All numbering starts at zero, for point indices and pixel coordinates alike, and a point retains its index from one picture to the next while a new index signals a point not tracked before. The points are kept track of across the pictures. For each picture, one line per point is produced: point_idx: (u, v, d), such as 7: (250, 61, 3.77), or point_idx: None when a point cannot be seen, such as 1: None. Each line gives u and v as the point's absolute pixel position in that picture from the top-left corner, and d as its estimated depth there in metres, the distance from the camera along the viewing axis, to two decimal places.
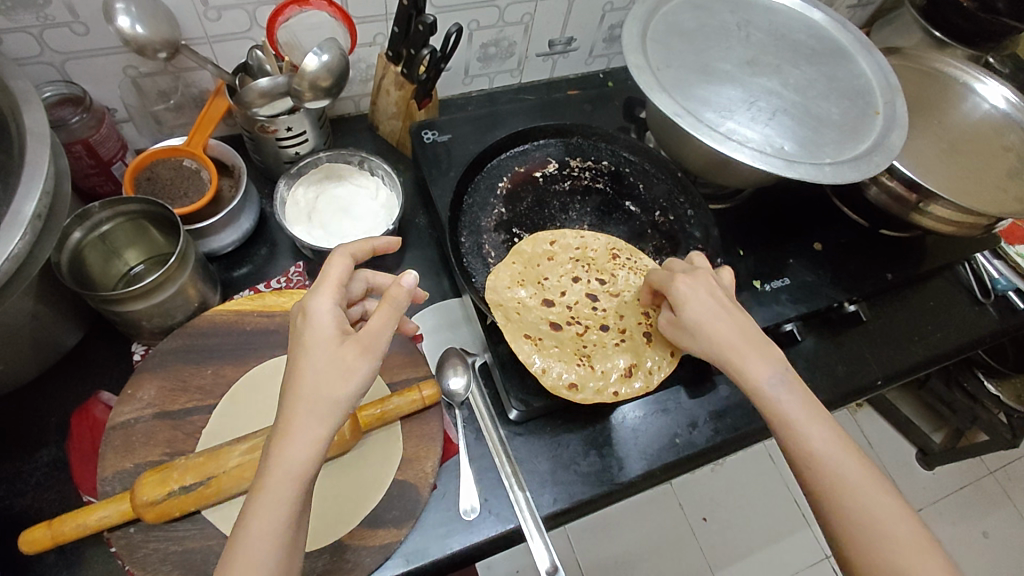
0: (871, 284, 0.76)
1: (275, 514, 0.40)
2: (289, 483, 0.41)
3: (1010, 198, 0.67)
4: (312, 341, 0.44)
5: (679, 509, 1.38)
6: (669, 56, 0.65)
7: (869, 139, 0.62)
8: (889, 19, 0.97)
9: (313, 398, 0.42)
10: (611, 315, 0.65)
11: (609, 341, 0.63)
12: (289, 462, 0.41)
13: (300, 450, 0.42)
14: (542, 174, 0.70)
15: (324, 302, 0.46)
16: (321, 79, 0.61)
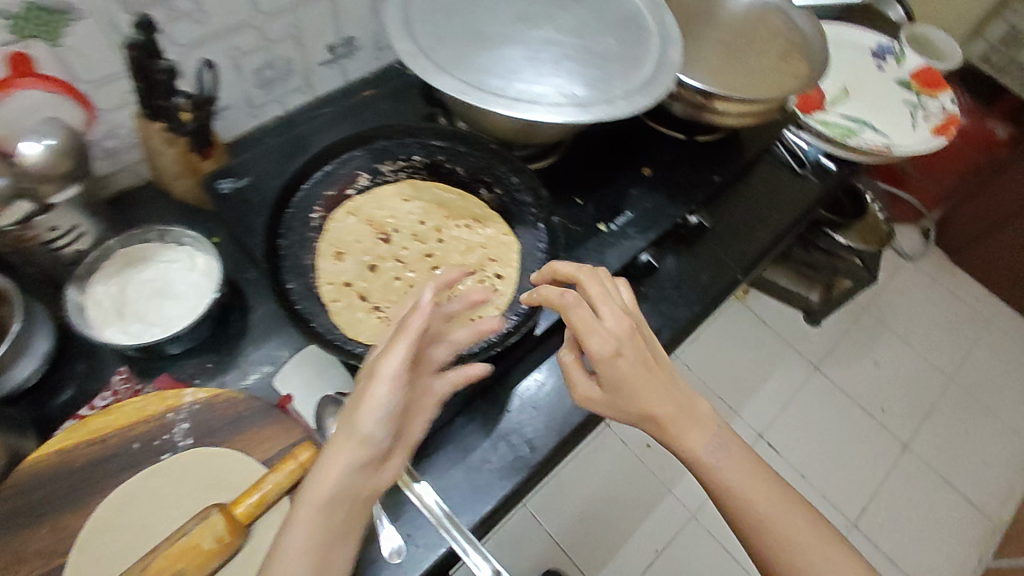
0: (703, 190, 0.79)
1: (299, 528, 0.47)
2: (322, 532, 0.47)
3: (789, 77, 0.72)
4: (376, 377, 0.48)
5: (624, 445, 1.42)
6: (439, 34, 0.62)
7: (650, 60, 0.64)
8: None
9: (363, 419, 0.48)
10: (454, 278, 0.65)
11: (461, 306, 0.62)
12: (310, 512, 0.47)
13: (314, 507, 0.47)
14: (355, 191, 0.65)
15: (382, 385, 0.47)
16: (58, 166, 0.54)
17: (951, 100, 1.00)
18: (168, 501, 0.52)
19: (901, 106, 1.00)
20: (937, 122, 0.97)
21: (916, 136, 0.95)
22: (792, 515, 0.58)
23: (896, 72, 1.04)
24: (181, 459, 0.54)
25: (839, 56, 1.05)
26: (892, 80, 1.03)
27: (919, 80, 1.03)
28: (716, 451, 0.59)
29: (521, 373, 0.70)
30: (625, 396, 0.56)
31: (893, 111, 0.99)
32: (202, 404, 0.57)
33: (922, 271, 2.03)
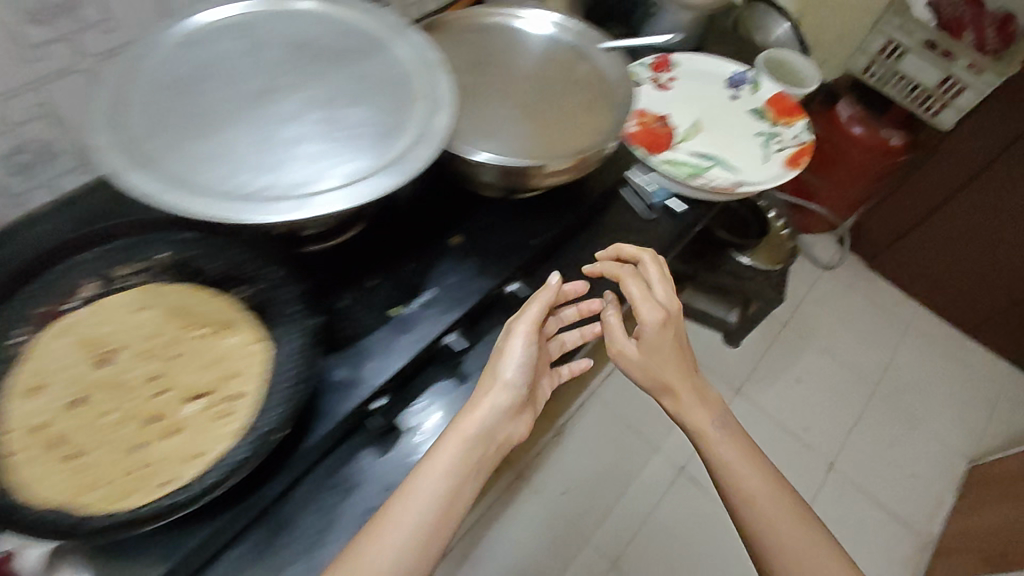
0: (518, 254, 0.72)
1: (411, 507, 0.55)
2: (432, 504, 0.56)
3: (589, 133, 0.65)
4: (505, 352, 0.64)
5: (537, 495, 1.48)
6: (155, 120, 0.52)
7: (411, 130, 0.57)
8: None
9: (498, 390, 0.62)
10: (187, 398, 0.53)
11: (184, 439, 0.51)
12: (426, 488, 0.57)
13: (430, 482, 0.57)
14: (76, 307, 0.54)
15: (518, 339, 0.64)
16: None
17: (803, 127, 0.95)
18: None
19: (753, 137, 0.95)
20: (789, 152, 0.93)
21: (767, 170, 0.91)
22: (790, 517, 0.70)
23: (750, 102, 1.00)
24: None
25: (690, 88, 1.00)
26: (745, 110, 0.99)
27: (773, 108, 0.99)
28: (712, 440, 0.74)
29: (306, 487, 0.63)
30: (653, 360, 0.72)
31: (745, 143, 0.94)
32: None
33: (836, 281, 2.02)
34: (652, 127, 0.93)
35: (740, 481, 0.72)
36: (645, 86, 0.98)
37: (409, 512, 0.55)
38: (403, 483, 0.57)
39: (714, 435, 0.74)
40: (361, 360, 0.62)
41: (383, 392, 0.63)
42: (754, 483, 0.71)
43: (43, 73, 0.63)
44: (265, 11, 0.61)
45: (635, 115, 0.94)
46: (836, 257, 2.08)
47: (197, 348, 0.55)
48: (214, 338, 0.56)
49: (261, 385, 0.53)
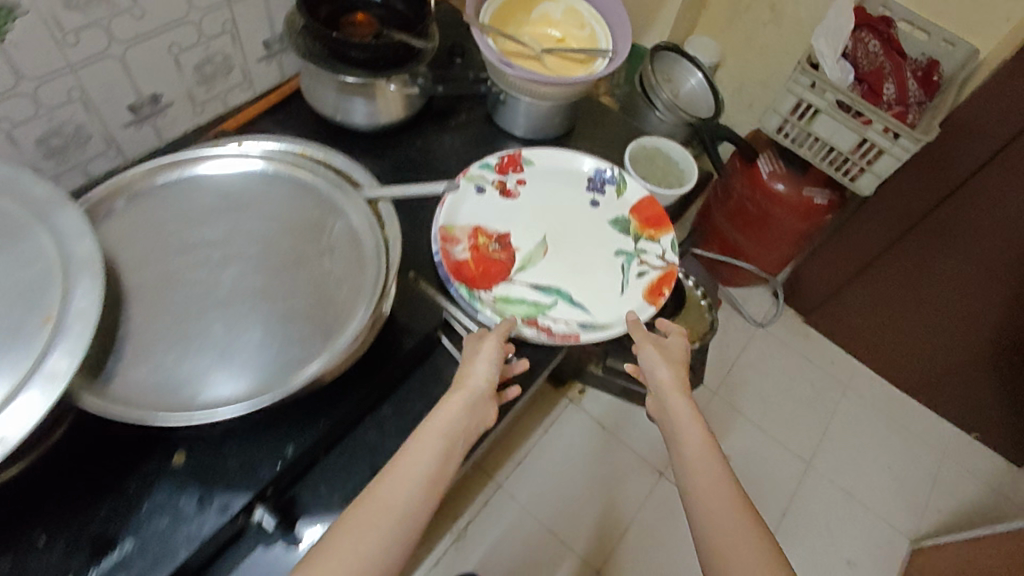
0: (268, 469, 0.55)
1: (421, 457, 0.57)
2: (418, 478, 0.56)
3: (321, 331, 0.50)
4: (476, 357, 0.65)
5: None
6: None
7: (16, 376, 0.40)
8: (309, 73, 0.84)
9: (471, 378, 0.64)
10: None
11: None
12: (423, 459, 0.57)
13: (430, 449, 0.58)
14: None
15: (481, 361, 0.64)
16: None
17: (671, 247, 0.80)
18: None
19: (612, 258, 0.79)
20: (652, 279, 0.77)
21: (623, 305, 0.75)
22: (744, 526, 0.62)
23: (614, 209, 0.84)
24: None
25: (542, 193, 0.84)
26: (607, 220, 0.83)
27: (640, 218, 0.83)
28: (685, 443, 0.70)
29: None
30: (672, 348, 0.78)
31: (602, 267, 0.79)
32: None
33: (771, 340, 1.91)
34: (487, 252, 0.77)
35: (682, 447, 0.70)
36: (488, 193, 0.82)
37: (395, 477, 0.55)
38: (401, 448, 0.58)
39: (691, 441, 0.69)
40: None
41: None
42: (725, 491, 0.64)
43: None
44: None
45: (469, 235, 0.77)
46: (770, 313, 1.96)
47: None
48: None
49: None
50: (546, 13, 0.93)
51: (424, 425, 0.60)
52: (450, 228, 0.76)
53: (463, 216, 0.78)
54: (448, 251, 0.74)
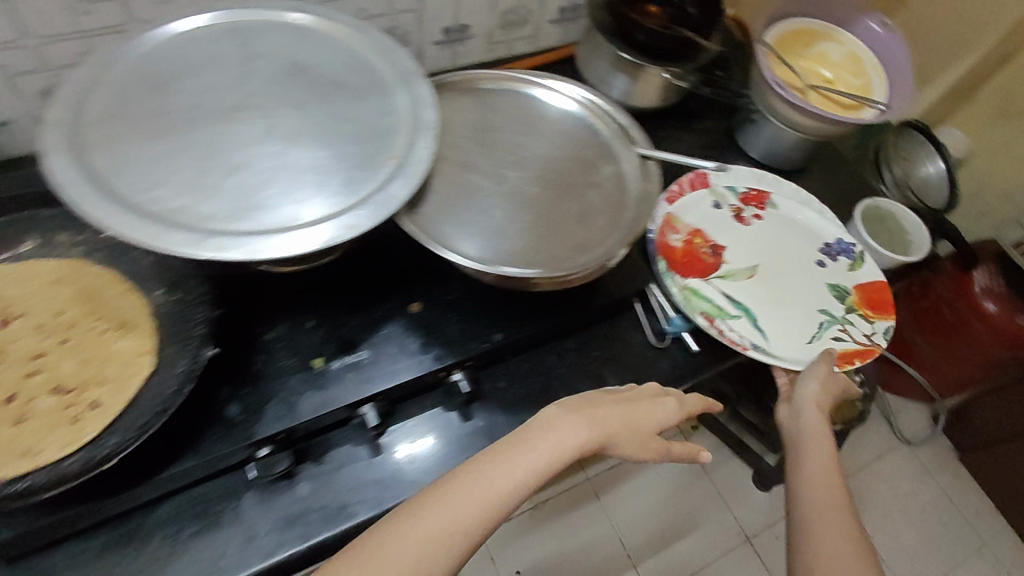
0: (474, 347, 0.65)
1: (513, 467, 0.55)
2: (517, 479, 0.54)
3: (573, 247, 0.58)
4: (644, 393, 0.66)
5: (490, 563, 1.36)
6: (115, 108, 0.51)
7: (364, 191, 0.52)
8: (589, 43, 0.94)
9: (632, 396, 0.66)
10: (30, 385, 0.50)
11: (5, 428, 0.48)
12: (522, 464, 0.55)
13: (538, 457, 0.56)
14: (12, 256, 0.56)
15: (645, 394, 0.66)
16: None
17: (875, 334, 0.78)
18: None
19: (815, 311, 0.79)
20: (848, 346, 0.76)
21: (806, 351, 0.75)
22: None
23: (838, 277, 0.83)
24: None
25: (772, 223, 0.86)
26: (824, 282, 0.82)
27: (863, 298, 0.81)
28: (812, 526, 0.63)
29: (168, 506, 0.58)
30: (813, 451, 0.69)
31: (800, 313, 0.79)
32: None
33: (912, 463, 1.73)
34: (698, 250, 0.80)
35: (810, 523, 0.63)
36: (722, 212, 0.85)
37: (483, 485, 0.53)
38: (496, 446, 0.56)
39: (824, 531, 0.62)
40: (258, 404, 0.58)
41: (266, 443, 0.57)
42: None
43: (96, 27, 0.68)
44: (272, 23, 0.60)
45: (688, 231, 0.82)
46: (922, 436, 1.78)
47: (86, 336, 0.53)
48: (101, 339, 0.53)
49: (121, 404, 0.50)
50: (824, 52, 0.95)
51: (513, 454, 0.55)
52: (675, 219, 0.82)
53: (689, 216, 0.83)
54: (665, 234, 0.80)
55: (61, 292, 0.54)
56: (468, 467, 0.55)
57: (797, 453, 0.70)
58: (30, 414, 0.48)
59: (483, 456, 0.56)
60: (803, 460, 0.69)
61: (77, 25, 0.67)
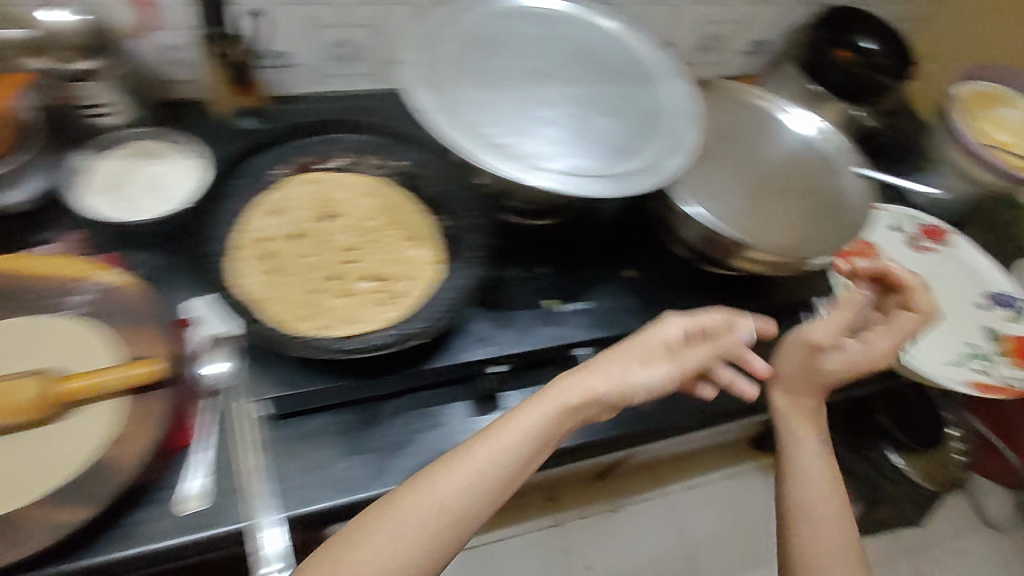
0: (679, 316, 0.73)
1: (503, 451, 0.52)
2: (497, 459, 0.52)
3: (802, 236, 0.66)
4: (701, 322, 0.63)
5: None
6: (454, 56, 0.62)
7: (645, 158, 0.60)
8: (780, 75, 1.01)
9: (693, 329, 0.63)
10: (351, 269, 0.61)
11: (335, 297, 0.59)
12: (500, 451, 0.52)
13: (524, 428, 0.53)
14: (331, 168, 0.67)
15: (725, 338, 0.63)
16: (79, 38, 0.66)
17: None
18: (65, 358, 0.59)
19: (963, 343, 0.83)
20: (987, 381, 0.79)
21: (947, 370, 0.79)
22: None
23: (994, 324, 0.86)
24: (90, 323, 0.61)
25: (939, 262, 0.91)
26: (978, 323, 0.86)
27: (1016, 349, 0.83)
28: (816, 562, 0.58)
29: (407, 402, 0.69)
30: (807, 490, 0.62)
31: (947, 339, 0.83)
32: (109, 288, 0.63)
33: None
34: (864, 262, 0.87)
35: (804, 543, 0.59)
36: (895, 238, 0.92)
37: (475, 469, 0.51)
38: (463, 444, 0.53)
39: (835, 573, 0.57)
40: (502, 327, 0.67)
41: (503, 360, 0.66)
42: None
43: None
44: (568, 12, 0.70)
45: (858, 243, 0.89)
46: None
47: (391, 239, 0.64)
48: (403, 243, 0.64)
49: (420, 297, 0.60)
50: (1005, 118, 0.99)
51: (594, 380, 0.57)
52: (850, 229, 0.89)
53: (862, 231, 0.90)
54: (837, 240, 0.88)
55: (372, 204, 0.66)
56: (454, 462, 0.52)
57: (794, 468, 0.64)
58: (353, 289, 0.59)
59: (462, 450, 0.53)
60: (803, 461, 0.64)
61: None
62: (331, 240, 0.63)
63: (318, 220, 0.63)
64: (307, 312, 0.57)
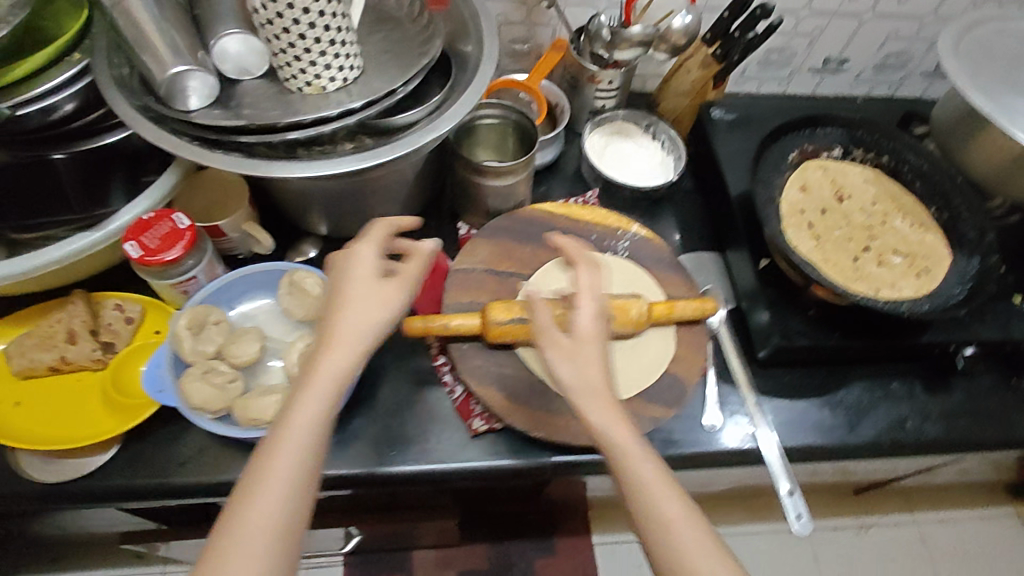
0: None
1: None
2: (269, 474, 0.44)
3: None
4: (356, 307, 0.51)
5: (814, 562, 1.32)
6: (981, 66, 0.71)
7: None
8: None
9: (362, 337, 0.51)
10: (877, 246, 0.70)
11: (873, 268, 0.68)
12: (276, 459, 0.44)
13: (296, 456, 0.44)
14: (826, 155, 0.77)
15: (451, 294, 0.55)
16: (678, 37, 0.81)
17: None
18: (621, 286, 0.73)
19: None
20: None
21: None
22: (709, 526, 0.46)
23: None
24: (630, 262, 0.75)
25: None
26: None
27: None
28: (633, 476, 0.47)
29: (866, 371, 0.75)
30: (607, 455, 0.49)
31: None
32: (641, 238, 0.77)
33: None
34: None
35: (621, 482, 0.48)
36: None
37: None
38: (249, 469, 0.44)
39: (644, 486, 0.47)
40: (981, 313, 0.73)
41: (976, 346, 0.72)
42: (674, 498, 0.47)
43: (846, 12, 0.89)
44: None
45: None
46: None
47: (901, 224, 0.72)
48: (915, 229, 0.71)
49: (945, 279, 0.67)
50: None
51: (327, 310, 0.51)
52: None
53: None
54: None
55: (872, 191, 0.75)
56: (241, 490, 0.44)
57: (633, 495, 0.47)
58: (885, 261, 0.69)
59: (248, 473, 0.45)
60: (632, 486, 0.47)
61: (844, 6, 0.88)
62: (849, 218, 0.72)
63: (834, 200, 0.72)
64: (855, 277, 0.67)
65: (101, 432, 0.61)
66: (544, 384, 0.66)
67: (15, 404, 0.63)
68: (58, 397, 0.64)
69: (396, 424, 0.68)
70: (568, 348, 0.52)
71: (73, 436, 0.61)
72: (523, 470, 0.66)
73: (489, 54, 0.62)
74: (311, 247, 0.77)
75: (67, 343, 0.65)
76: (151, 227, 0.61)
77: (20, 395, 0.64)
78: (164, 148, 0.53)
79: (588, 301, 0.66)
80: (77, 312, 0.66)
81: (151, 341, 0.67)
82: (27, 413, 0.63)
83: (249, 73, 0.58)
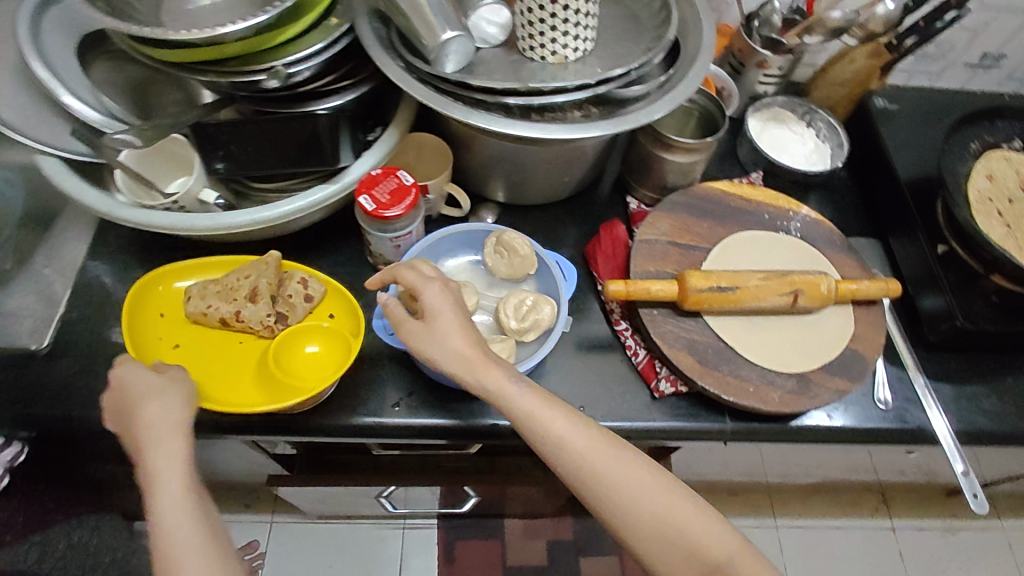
0: None
1: None
2: (164, 548, 0.51)
3: None
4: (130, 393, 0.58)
5: (899, 559, 1.32)
6: None
7: None
8: None
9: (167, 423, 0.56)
10: None
11: None
12: (167, 520, 0.52)
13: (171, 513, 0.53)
14: (1006, 147, 0.78)
15: (430, 292, 0.57)
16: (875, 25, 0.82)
17: None
18: (799, 265, 0.76)
19: None
20: None
21: None
22: (678, 500, 0.53)
23: None
24: (804, 242, 0.77)
25: None
26: None
27: None
28: (604, 476, 0.52)
29: None
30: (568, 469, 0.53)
31: None
32: (811, 220, 0.79)
33: None
34: None
35: (596, 481, 0.52)
36: None
37: None
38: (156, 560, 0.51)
39: (615, 468, 0.53)
40: None
41: None
42: (641, 482, 0.53)
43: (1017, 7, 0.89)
44: None
45: None
46: None
47: None
48: None
49: None
50: None
51: (121, 399, 0.58)
52: None
53: None
54: None
55: None
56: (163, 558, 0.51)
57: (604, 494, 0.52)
58: None
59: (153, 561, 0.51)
60: (563, 454, 0.53)
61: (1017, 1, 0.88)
62: None
63: (1019, 191, 0.74)
64: None
65: (247, 403, 0.64)
66: (733, 351, 0.69)
67: (173, 345, 0.68)
68: (218, 350, 0.69)
69: (582, 383, 0.72)
70: (425, 331, 0.56)
71: (222, 397, 0.64)
72: (706, 432, 0.69)
73: (708, 31, 0.65)
74: (489, 213, 0.81)
75: (247, 300, 0.68)
76: (381, 182, 0.66)
77: (182, 337, 0.69)
78: (435, 108, 0.58)
79: (780, 274, 0.69)
80: (263, 274, 0.68)
81: (325, 323, 0.70)
82: (182, 357, 0.67)
83: (486, 42, 0.63)
